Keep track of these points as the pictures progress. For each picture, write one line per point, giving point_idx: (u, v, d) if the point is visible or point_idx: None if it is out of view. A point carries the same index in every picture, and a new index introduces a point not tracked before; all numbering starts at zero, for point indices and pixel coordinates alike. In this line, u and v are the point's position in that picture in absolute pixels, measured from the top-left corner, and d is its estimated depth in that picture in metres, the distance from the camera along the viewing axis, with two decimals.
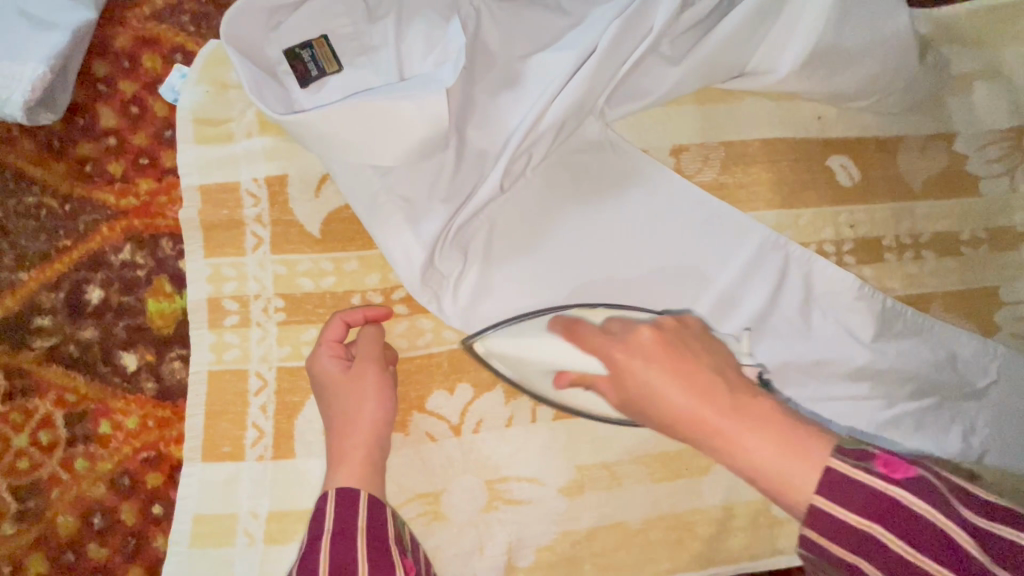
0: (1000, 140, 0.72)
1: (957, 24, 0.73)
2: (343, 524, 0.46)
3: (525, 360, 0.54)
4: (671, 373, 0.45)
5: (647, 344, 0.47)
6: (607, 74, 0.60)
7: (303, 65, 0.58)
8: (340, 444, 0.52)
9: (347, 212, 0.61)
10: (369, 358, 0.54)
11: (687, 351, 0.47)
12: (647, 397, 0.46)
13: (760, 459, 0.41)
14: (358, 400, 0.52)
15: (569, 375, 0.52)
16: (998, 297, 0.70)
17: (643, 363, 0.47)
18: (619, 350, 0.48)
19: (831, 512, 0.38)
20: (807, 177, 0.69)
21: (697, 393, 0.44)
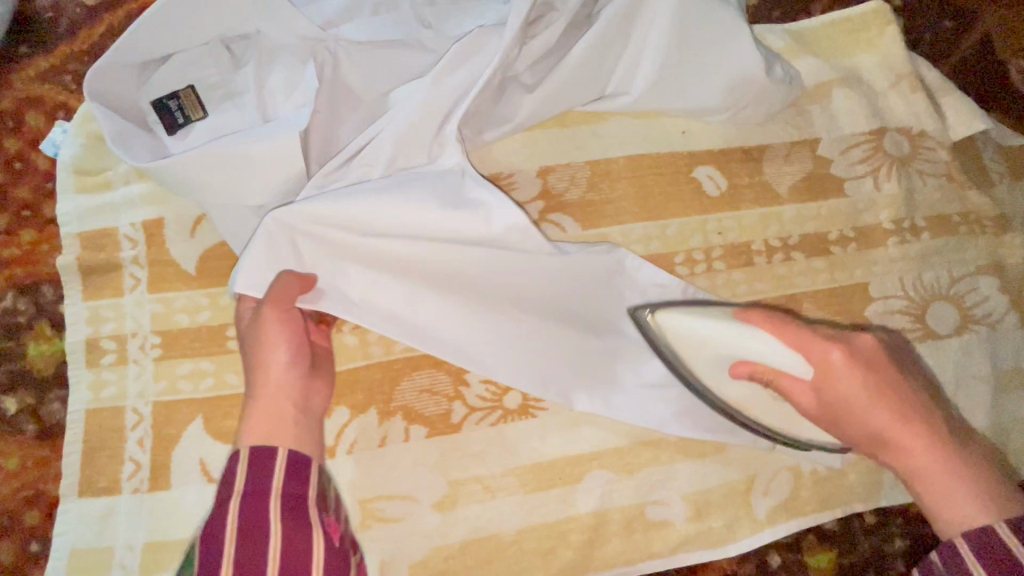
0: (863, 143, 0.76)
1: (811, 37, 0.77)
2: (255, 485, 0.45)
3: (694, 352, 0.56)
4: (886, 400, 0.51)
5: (881, 361, 0.52)
6: (453, 98, 0.64)
7: (171, 114, 0.62)
8: (259, 390, 0.52)
9: (222, 249, 0.64)
10: (277, 298, 0.53)
11: (906, 378, 0.53)
12: (840, 407, 0.52)
13: (966, 499, 0.48)
14: (267, 350, 0.53)
15: (751, 368, 0.54)
16: (868, 293, 0.72)
17: (857, 384, 0.51)
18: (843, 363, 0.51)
19: (1011, 544, 0.43)
20: (673, 189, 0.72)
21: (901, 417, 0.50)
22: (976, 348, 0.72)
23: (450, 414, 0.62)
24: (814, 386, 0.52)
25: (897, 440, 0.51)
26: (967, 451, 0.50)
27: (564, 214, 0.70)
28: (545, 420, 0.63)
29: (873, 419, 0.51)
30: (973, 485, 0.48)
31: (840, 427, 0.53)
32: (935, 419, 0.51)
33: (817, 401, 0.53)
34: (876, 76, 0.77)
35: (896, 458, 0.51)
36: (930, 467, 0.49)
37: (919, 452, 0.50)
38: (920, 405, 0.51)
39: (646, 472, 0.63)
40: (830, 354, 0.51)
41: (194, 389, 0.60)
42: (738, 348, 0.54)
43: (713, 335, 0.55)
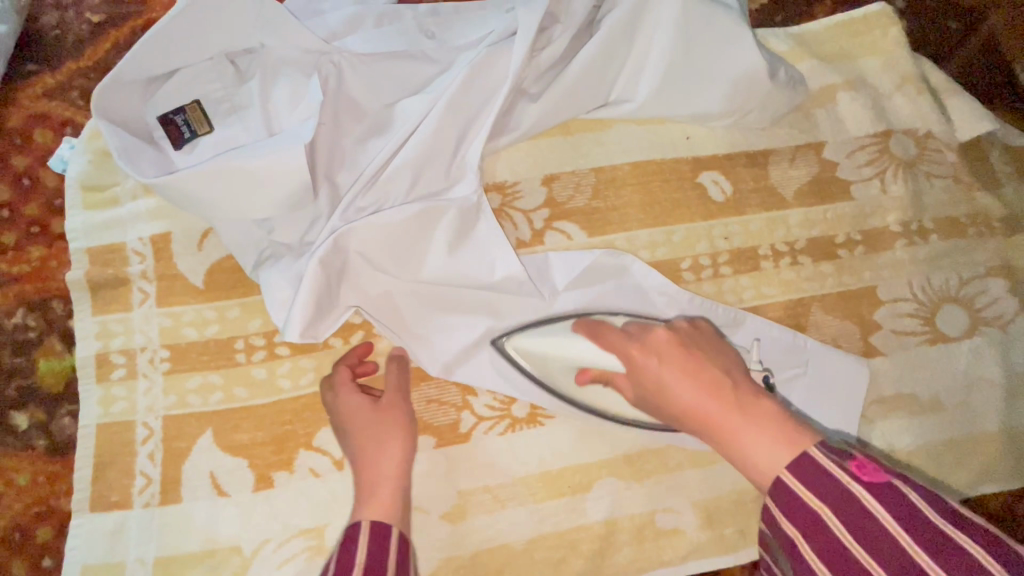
0: (869, 145, 0.75)
1: (815, 40, 0.77)
2: (371, 560, 0.44)
3: (551, 358, 0.60)
4: (682, 376, 0.54)
5: (670, 347, 0.55)
6: (463, 113, 0.65)
7: (177, 129, 0.62)
8: (373, 476, 0.54)
9: (230, 263, 0.64)
10: (390, 398, 0.59)
11: (710, 355, 0.55)
12: (661, 394, 0.55)
13: (757, 449, 0.48)
14: (386, 440, 0.56)
15: (591, 373, 0.59)
16: (877, 296, 0.72)
17: (658, 368, 0.55)
18: (651, 353, 0.55)
19: (820, 459, 0.44)
20: (678, 196, 0.72)
21: (696, 391, 0.52)
22: (987, 351, 0.71)
23: (458, 424, 0.62)
24: (630, 381, 0.57)
25: (704, 416, 0.52)
26: (771, 402, 0.50)
27: (569, 221, 0.69)
28: (553, 428, 0.63)
29: (680, 399, 0.53)
30: (775, 433, 0.48)
31: (674, 421, 0.55)
32: (731, 382, 0.52)
33: (638, 398, 0.57)
34: (881, 78, 0.77)
35: (711, 434, 0.52)
36: (724, 432, 0.50)
37: (716, 417, 0.51)
38: (716, 373, 0.53)
39: (656, 479, 0.63)
40: (641, 349, 0.56)
41: (204, 403, 0.60)
42: (576, 357, 0.59)
43: (563, 345, 0.60)
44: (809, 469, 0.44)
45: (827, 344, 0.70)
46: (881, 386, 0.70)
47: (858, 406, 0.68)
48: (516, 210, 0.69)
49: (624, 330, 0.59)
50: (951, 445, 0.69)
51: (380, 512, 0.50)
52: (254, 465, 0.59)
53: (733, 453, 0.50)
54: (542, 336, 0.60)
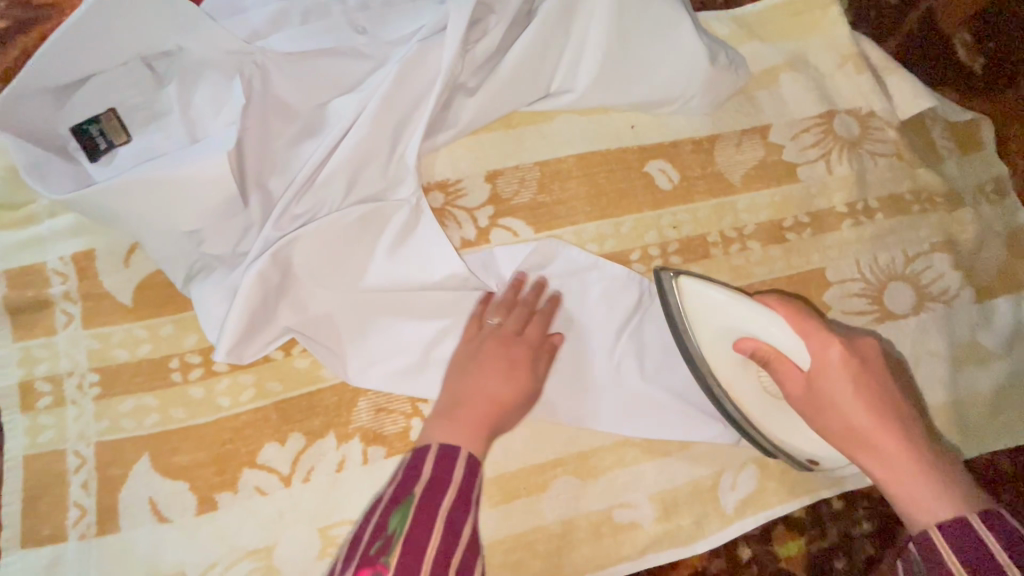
0: (813, 126, 0.75)
1: (756, 22, 0.76)
2: (427, 495, 0.43)
3: (705, 318, 0.58)
4: (862, 394, 0.51)
5: (873, 363, 0.53)
6: (397, 111, 0.63)
7: (92, 140, 0.59)
8: (465, 393, 0.56)
9: (160, 277, 0.61)
10: (534, 338, 0.60)
11: (889, 384, 0.52)
12: (834, 401, 0.52)
13: (924, 496, 0.46)
14: (516, 364, 0.58)
15: (754, 345, 0.56)
16: (827, 277, 0.72)
17: (841, 377, 0.52)
18: (841, 355, 0.52)
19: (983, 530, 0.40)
20: (624, 186, 0.71)
21: (872, 413, 0.50)
22: (933, 326, 0.72)
23: (408, 432, 0.61)
24: (806, 378, 0.54)
25: (872, 433, 0.49)
26: (941, 453, 0.48)
27: (514, 218, 0.68)
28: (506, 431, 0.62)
29: (851, 409, 0.51)
30: (943, 484, 0.46)
31: (824, 421, 0.53)
32: (914, 423, 0.50)
33: (794, 393, 0.55)
34: (824, 57, 0.76)
35: (870, 452, 0.50)
36: (890, 470, 0.48)
37: (893, 449, 0.48)
38: (903, 408, 0.50)
39: (611, 475, 0.63)
40: (830, 348, 0.53)
41: (138, 427, 0.58)
42: (747, 324, 0.56)
43: (730, 309, 0.57)
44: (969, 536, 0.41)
45: None
46: None
47: None
48: (458, 208, 0.67)
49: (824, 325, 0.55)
50: None
51: (469, 433, 0.52)
52: (195, 487, 0.57)
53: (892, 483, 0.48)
54: (719, 291, 0.57)
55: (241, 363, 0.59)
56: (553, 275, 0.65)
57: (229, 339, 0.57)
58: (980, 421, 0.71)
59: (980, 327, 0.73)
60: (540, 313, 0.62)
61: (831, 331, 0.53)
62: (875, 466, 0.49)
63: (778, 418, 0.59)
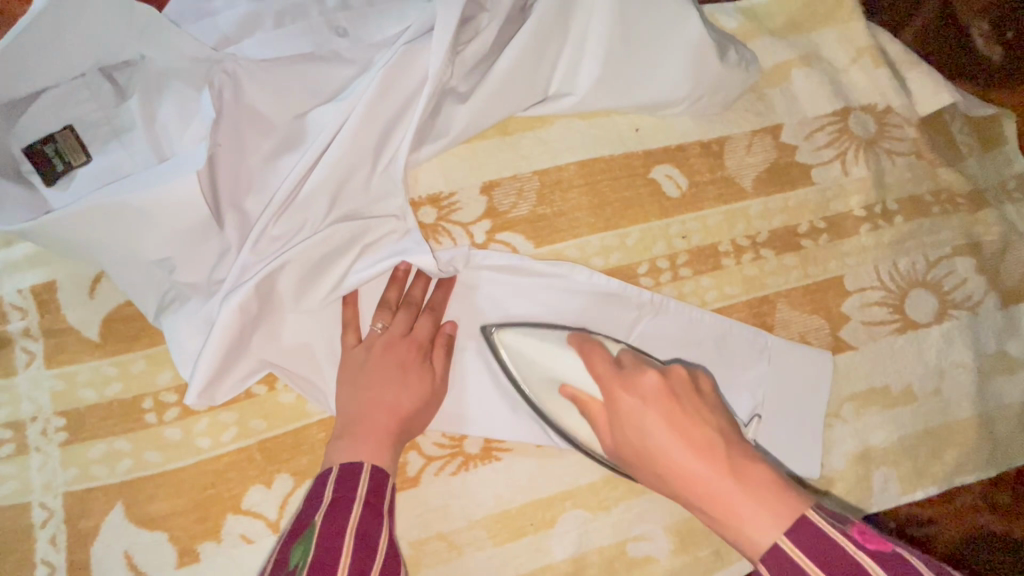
0: (827, 125, 0.71)
1: (765, 14, 0.72)
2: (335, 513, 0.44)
3: (529, 366, 0.57)
4: (670, 429, 0.48)
5: (665, 394, 0.50)
6: (382, 120, 0.57)
7: (48, 161, 0.54)
8: (361, 408, 0.52)
9: (129, 309, 0.56)
10: (424, 335, 0.56)
11: (709, 412, 0.49)
12: (645, 448, 0.49)
13: (758, 525, 0.42)
14: (402, 368, 0.54)
15: (571, 392, 0.54)
16: (845, 286, 0.68)
17: (650, 412, 0.49)
18: (637, 398, 0.50)
19: (822, 524, 0.40)
20: (629, 194, 0.66)
21: (691, 445, 0.47)
22: (957, 335, 0.68)
23: (405, 467, 0.57)
24: (612, 420, 0.51)
25: (693, 471, 0.46)
26: (767, 470, 0.45)
27: (513, 232, 0.63)
28: (511, 462, 0.58)
29: (669, 450, 0.47)
30: (767, 505, 0.42)
31: (645, 472, 0.50)
32: (725, 447, 0.46)
33: (614, 439, 0.52)
34: (837, 51, 0.72)
35: (694, 492, 0.46)
36: (715, 500, 0.44)
37: (704, 478, 0.45)
38: (708, 434, 0.47)
39: (624, 507, 0.59)
40: (627, 392, 0.50)
41: (110, 474, 0.53)
42: (559, 370, 0.55)
43: (549, 359, 0.56)
44: (810, 533, 0.40)
45: (795, 341, 0.66)
46: (853, 381, 0.66)
47: (826, 404, 0.65)
48: (453, 224, 0.62)
49: (618, 361, 0.53)
50: (926, 436, 0.66)
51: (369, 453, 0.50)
52: (175, 537, 0.53)
53: (726, 517, 0.44)
54: (531, 340, 0.56)
55: (218, 404, 0.55)
56: (558, 296, 0.61)
57: (207, 379, 0.53)
58: (1009, 434, 0.67)
59: (1006, 334, 0.69)
60: (433, 304, 0.57)
61: (615, 374, 0.52)
62: (704, 501, 0.45)
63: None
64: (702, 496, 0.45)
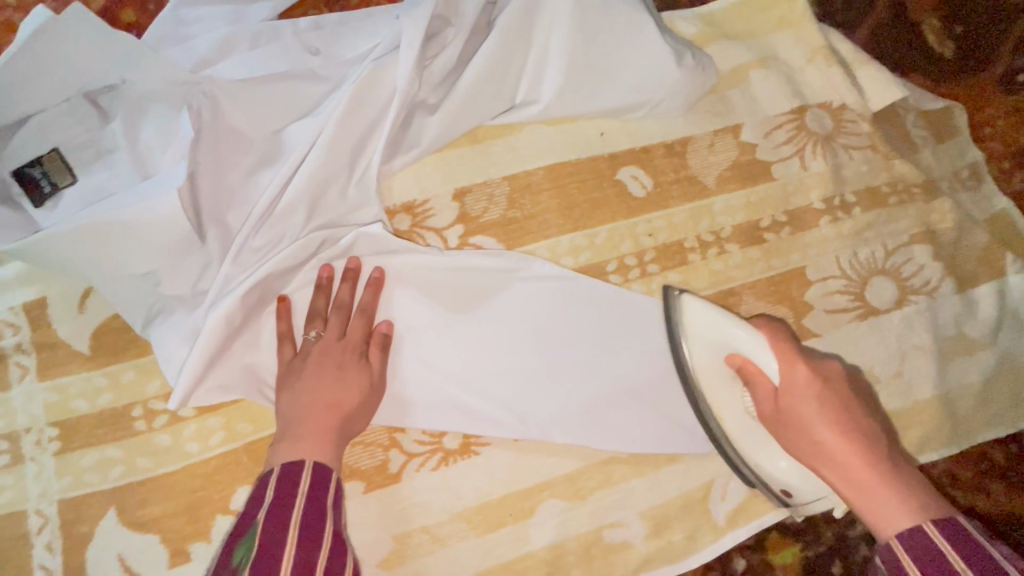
0: (786, 123, 0.74)
1: (722, 19, 0.75)
2: (276, 513, 0.44)
3: (702, 334, 0.56)
4: (827, 410, 0.49)
5: (837, 383, 0.51)
6: (355, 134, 0.60)
7: (35, 184, 0.57)
8: (305, 412, 0.54)
9: (117, 322, 0.59)
10: (358, 336, 0.58)
11: (866, 409, 0.51)
12: (797, 422, 0.50)
13: (896, 514, 0.44)
14: (339, 371, 0.56)
15: (740, 361, 0.54)
16: (808, 276, 0.71)
17: (813, 395, 0.50)
18: (809, 377, 0.50)
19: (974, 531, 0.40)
20: (596, 196, 0.69)
21: (844, 430, 0.48)
22: (916, 320, 0.71)
23: (387, 465, 0.59)
24: (773, 390, 0.52)
25: (844, 451, 0.47)
26: (912, 472, 0.46)
27: (485, 235, 0.66)
28: (489, 456, 0.61)
29: (819, 424, 0.49)
30: (914, 499, 0.44)
31: (792, 442, 0.51)
32: (881, 441, 0.48)
33: (767, 410, 0.53)
34: (793, 52, 0.75)
35: (836, 471, 0.48)
36: (858, 483, 0.46)
37: (850, 459, 0.47)
38: (867, 424, 0.49)
39: (599, 495, 0.61)
40: (797, 367, 0.51)
41: (103, 480, 0.56)
42: (734, 339, 0.54)
43: (721, 326, 0.55)
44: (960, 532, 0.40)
45: None
46: None
47: None
48: (428, 230, 0.65)
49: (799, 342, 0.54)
50: (890, 418, 0.68)
51: (314, 453, 0.52)
52: (167, 539, 0.55)
53: (862, 499, 0.46)
54: (707, 310, 0.55)
55: (205, 407, 0.57)
56: (528, 294, 0.63)
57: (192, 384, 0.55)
58: (970, 412, 0.70)
59: (964, 317, 0.72)
60: (363, 306, 0.59)
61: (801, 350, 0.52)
62: (846, 479, 0.47)
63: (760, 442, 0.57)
64: (846, 476, 0.47)
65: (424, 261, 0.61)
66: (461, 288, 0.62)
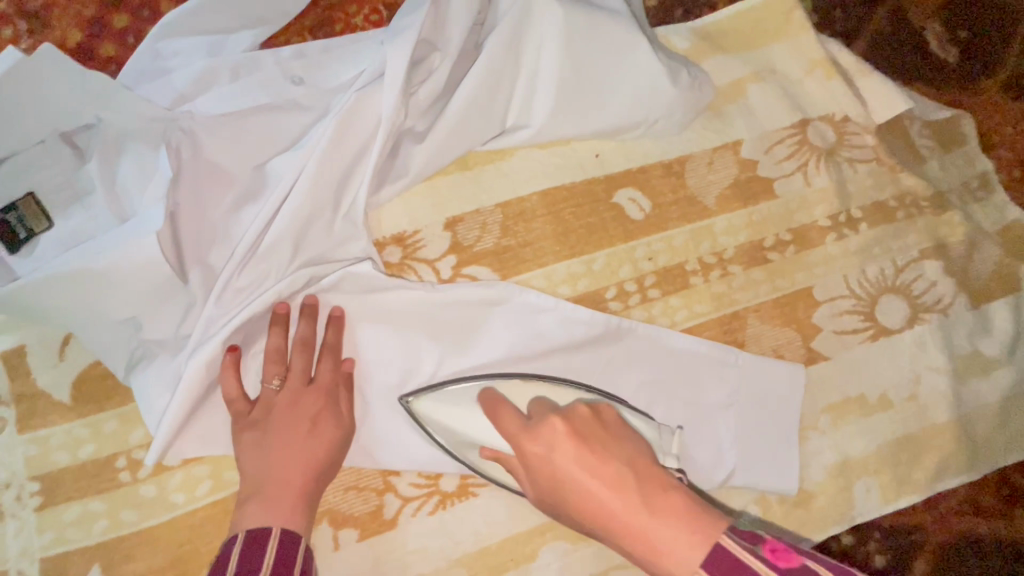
0: (786, 137, 0.71)
1: (718, 32, 0.73)
2: None
3: (451, 425, 0.56)
4: (578, 467, 0.47)
5: (573, 432, 0.50)
6: (340, 166, 0.58)
7: (9, 229, 0.54)
8: (271, 472, 0.52)
9: (99, 369, 0.56)
10: (327, 381, 0.56)
11: (614, 444, 0.49)
12: (560, 487, 0.48)
13: (666, 542, 0.41)
14: (309, 427, 0.53)
15: (489, 449, 0.54)
16: (815, 296, 0.68)
17: (567, 451, 0.48)
18: (554, 434, 0.49)
19: (733, 546, 0.38)
20: (593, 220, 0.67)
21: (606, 477, 0.46)
22: (929, 339, 0.68)
23: (381, 510, 0.57)
24: (532, 460, 0.50)
25: (604, 502, 0.45)
26: (677, 492, 0.43)
27: (479, 265, 0.64)
28: (487, 499, 0.58)
29: (580, 480, 0.47)
30: (674, 523, 0.41)
31: (570, 512, 0.48)
32: (634, 477, 0.45)
33: (535, 493, 0.51)
34: (792, 64, 0.73)
35: (611, 529, 0.44)
36: (626, 530, 0.43)
37: (618, 511, 0.44)
38: (615, 464, 0.47)
39: None
40: (551, 426, 0.50)
41: (86, 536, 0.53)
42: (481, 430, 0.55)
43: (468, 412, 0.56)
44: (723, 555, 0.38)
45: (767, 356, 0.67)
46: (828, 392, 0.66)
47: (800, 416, 0.65)
48: (419, 261, 0.63)
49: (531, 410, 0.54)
50: (905, 443, 0.66)
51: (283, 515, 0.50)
52: None
53: (639, 549, 0.42)
54: (449, 393, 0.57)
55: (190, 457, 0.55)
56: (524, 327, 0.62)
57: (176, 434, 0.53)
58: (990, 435, 0.67)
59: (979, 334, 0.69)
60: (327, 346, 0.57)
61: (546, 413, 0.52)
62: (618, 533, 0.44)
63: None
64: (616, 529, 0.44)
65: (413, 296, 0.59)
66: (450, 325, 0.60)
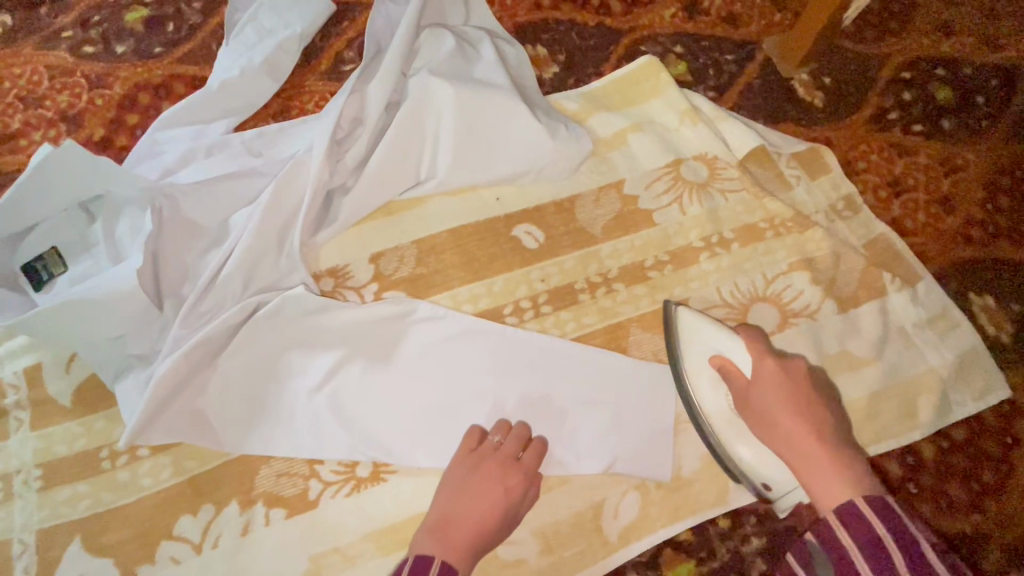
0: (663, 175, 0.84)
1: (602, 94, 0.88)
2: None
3: (691, 341, 0.70)
4: (793, 402, 0.62)
5: (800, 377, 0.64)
6: (283, 216, 0.75)
7: (38, 274, 0.74)
8: (454, 516, 0.65)
9: (94, 380, 0.72)
10: (528, 462, 0.68)
11: (825, 401, 0.63)
12: (763, 407, 0.63)
13: (837, 488, 0.56)
14: (503, 490, 0.66)
15: (721, 360, 0.67)
16: (691, 306, 0.78)
17: (782, 388, 0.62)
18: (773, 371, 0.63)
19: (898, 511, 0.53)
20: (493, 250, 0.80)
21: (805, 420, 0.61)
22: (798, 341, 0.76)
23: (306, 492, 0.69)
24: (744, 381, 0.65)
25: (798, 433, 0.60)
26: (859, 455, 0.59)
27: (397, 291, 0.78)
28: (396, 482, 0.70)
29: (784, 412, 0.61)
30: (855, 476, 0.56)
31: (753, 422, 0.64)
32: (832, 428, 0.61)
33: (737, 398, 0.66)
34: (666, 116, 0.87)
35: (792, 450, 0.60)
36: (810, 462, 0.58)
37: (809, 443, 0.59)
38: (827, 418, 0.61)
39: None
40: (767, 364, 0.64)
41: (73, 511, 0.67)
42: (715, 345, 0.68)
43: (707, 334, 0.69)
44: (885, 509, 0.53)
45: (648, 359, 0.76)
46: None
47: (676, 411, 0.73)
48: (347, 289, 0.77)
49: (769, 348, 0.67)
50: None
51: (448, 552, 0.62)
52: (119, 562, 0.66)
53: (813, 476, 0.58)
54: (703, 321, 0.69)
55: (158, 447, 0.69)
56: (438, 338, 0.74)
57: (144, 425, 0.67)
58: (858, 427, 0.73)
59: (847, 335, 0.77)
60: (514, 432, 0.70)
61: (770, 352, 0.65)
62: (797, 456, 0.60)
63: (738, 434, 0.68)
64: (800, 454, 0.59)
65: (344, 318, 0.73)
66: (368, 342, 0.73)
